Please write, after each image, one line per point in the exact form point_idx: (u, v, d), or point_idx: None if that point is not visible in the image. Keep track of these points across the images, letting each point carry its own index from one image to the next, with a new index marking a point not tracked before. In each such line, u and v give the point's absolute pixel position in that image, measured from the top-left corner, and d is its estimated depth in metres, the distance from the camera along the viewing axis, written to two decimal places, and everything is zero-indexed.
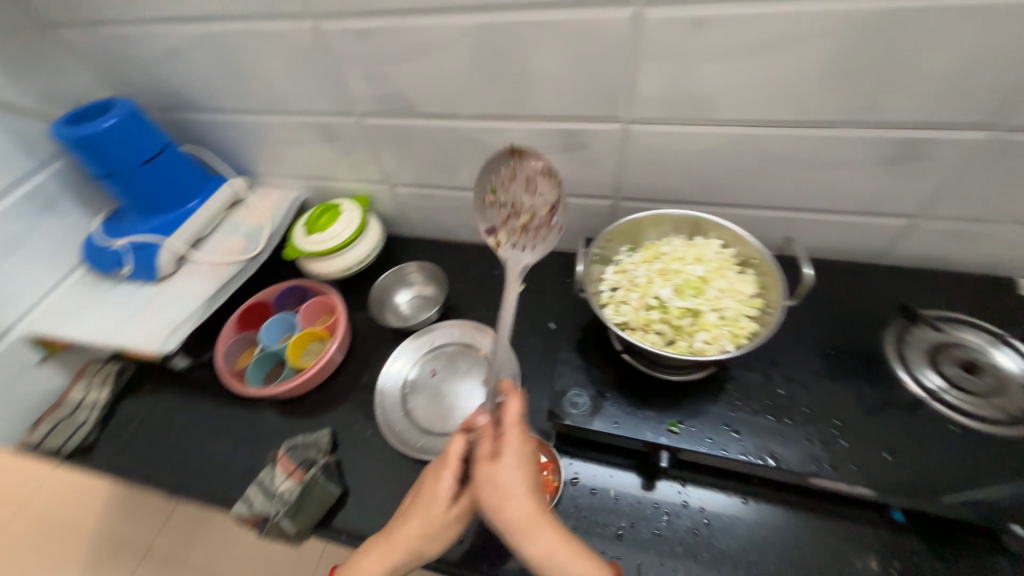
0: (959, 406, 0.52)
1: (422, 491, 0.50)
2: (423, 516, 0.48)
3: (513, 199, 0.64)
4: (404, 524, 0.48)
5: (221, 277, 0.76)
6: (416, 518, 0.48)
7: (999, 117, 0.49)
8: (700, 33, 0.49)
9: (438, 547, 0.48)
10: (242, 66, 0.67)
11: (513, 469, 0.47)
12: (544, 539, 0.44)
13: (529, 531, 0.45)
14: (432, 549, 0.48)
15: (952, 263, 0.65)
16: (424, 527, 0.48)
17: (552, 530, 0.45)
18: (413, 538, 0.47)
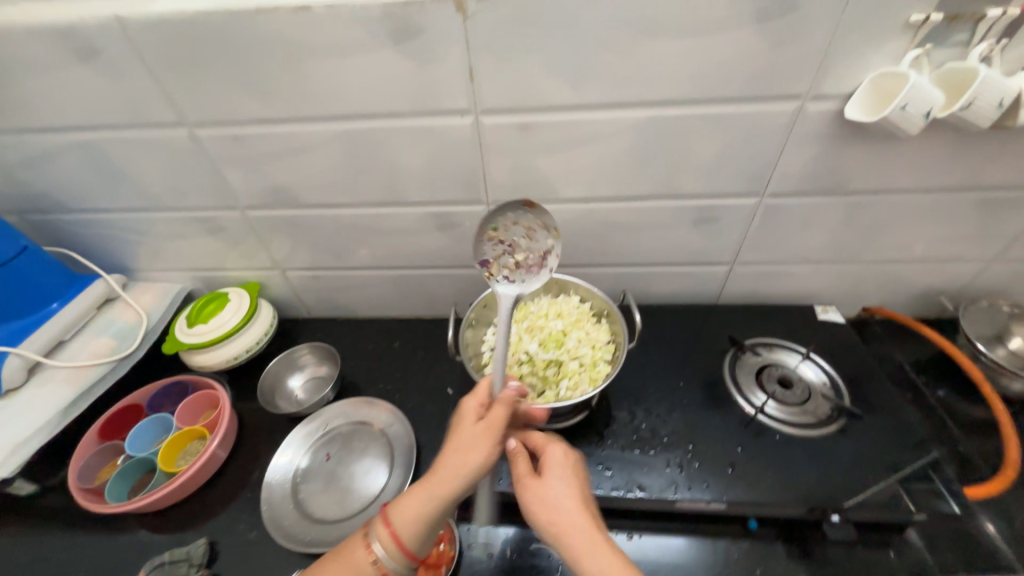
0: (779, 421, 0.62)
1: (464, 421, 0.49)
2: (463, 442, 0.47)
3: (511, 241, 0.56)
4: (455, 439, 0.48)
5: (82, 382, 0.71)
6: (462, 438, 0.47)
7: (759, 188, 0.64)
8: (529, 134, 0.60)
9: (490, 461, 0.46)
10: (115, 169, 0.69)
11: (562, 481, 0.48)
12: (589, 544, 0.43)
13: (586, 527, 0.44)
14: (476, 463, 0.45)
15: (767, 296, 0.80)
16: (462, 449, 0.47)
17: (604, 548, 0.43)
18: (455, 455, 0.47)
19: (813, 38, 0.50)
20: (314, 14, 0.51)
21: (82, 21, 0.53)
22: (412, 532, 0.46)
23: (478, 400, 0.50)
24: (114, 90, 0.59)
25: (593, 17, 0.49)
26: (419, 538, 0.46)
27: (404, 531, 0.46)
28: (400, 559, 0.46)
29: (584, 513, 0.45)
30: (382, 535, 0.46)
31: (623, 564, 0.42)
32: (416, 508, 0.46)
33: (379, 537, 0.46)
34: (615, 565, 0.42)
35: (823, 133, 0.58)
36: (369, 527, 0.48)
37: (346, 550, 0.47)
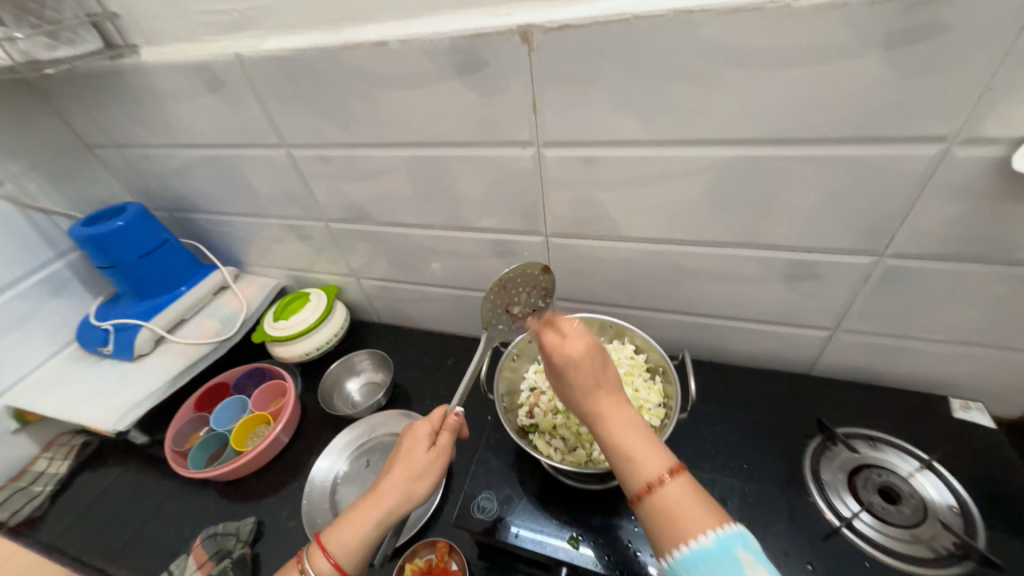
0: (871, 545, 0.50)
1: (411, 446, 0.51)
2: (415, 466, 0.50)
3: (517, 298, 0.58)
4: (402, 466, 0.50)
5: (189, 357, 0.84)
6: (415, 463, 0.50)
7: (877, 246, 0.52)
8: (594, 168, 0.56)
9: (433, 486, 0.51)
10: (233, 181, 0.80)
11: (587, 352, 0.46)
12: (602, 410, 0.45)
13: (605, 398, 0.46)
14: (422, 488, 0.50)
15: (882, 374, 0.65)
16: (413, 473, 0.50)
17: (609, 403, 0.45)
18: (404, 480, 0.49)
19: (969, 68, 0.38)
20: (389, 49, 0.53)
21: (212, 59, 0.62)
22: (357, 557, 0.47)
23: (431, 424, 0.53)
24: (233, 115, 0.68)
25: (670, 47, 0.44)
26: (362, 560, 0.48)
27: (348, 557, 0.46)
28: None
29: (603, 374, 0.46)
30: (322, 564, 0.46)
31: (648, 439, 0.43)
32: (363, 532, 0.47)
33: (316, 565, 0.46)
34: (650, 457, 0.42)
35: (977, 186, 0.44)
36: (307, 559, 0.47)
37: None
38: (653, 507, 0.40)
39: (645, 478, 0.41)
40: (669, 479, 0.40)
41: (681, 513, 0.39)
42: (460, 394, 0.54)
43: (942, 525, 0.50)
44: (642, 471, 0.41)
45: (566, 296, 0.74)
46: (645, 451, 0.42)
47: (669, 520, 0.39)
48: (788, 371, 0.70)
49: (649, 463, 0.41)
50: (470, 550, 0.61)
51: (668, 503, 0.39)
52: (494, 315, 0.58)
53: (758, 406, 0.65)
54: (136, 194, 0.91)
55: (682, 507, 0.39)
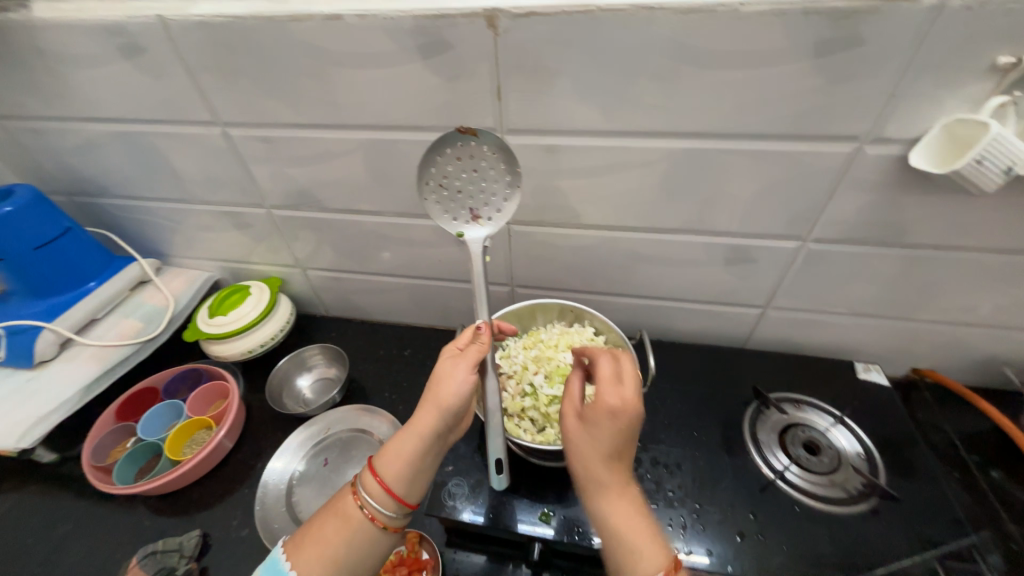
0: (799, 492, 0.57)
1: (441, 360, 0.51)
2: (441, 375, 0.49)
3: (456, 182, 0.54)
4: (432, 381, 0.50)
5: (106, 361, 0.74)
6: (439, 374, 0.49)
7: (802, 232, 0.59)
8: (555, 157, 0.57)
9: (464, 393, 0.48)
10: (154, 161, 0.71)
11: (613, 423, 0.45)
12: (609, 497, 0.45)
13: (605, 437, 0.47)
14: (447, 392, 0.48)
15: (802, 345, 0.74)
16: (440, 383, 0.49)
17: (616, 493, 0.45)
18: (437, 397, 0.48)
19: (878, 76, 0.44)
20: (345, 23, 0.50)
21: (128, 20, 0.54)
22: (399, 474, 0.48)
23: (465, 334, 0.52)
24: (156, 87, 0.61)
25: (631, 40, 0.46)
26: (403, 477, 0.48)
27: (392, 475, 0.47)
28: (394, 506, 0.48)
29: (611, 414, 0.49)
30: (370, 483, 0.48)
31: (652, 535, 0.43)
32: (409, 450, 0.48)
33: (367, 486, 0.48)
34: (648, 550, 0.42)
35: (881, 179, 0.52)
36: (357, 480, 0.49)
37: (334, 503, 0.49)
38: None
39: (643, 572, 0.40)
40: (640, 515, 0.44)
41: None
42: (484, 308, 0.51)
43: (853, 470, 0.59)
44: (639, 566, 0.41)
45: (526, 283, 0.76)
46: (648, 547, 0.42)
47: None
48: (725, 346, 0.77)
49: (650, 560, 0.41)
50: (441, 538, 0.61)
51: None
52: (454, 214, 0.55)
53: (703, 380, 0.72)
54: (26, 175, 0.77)
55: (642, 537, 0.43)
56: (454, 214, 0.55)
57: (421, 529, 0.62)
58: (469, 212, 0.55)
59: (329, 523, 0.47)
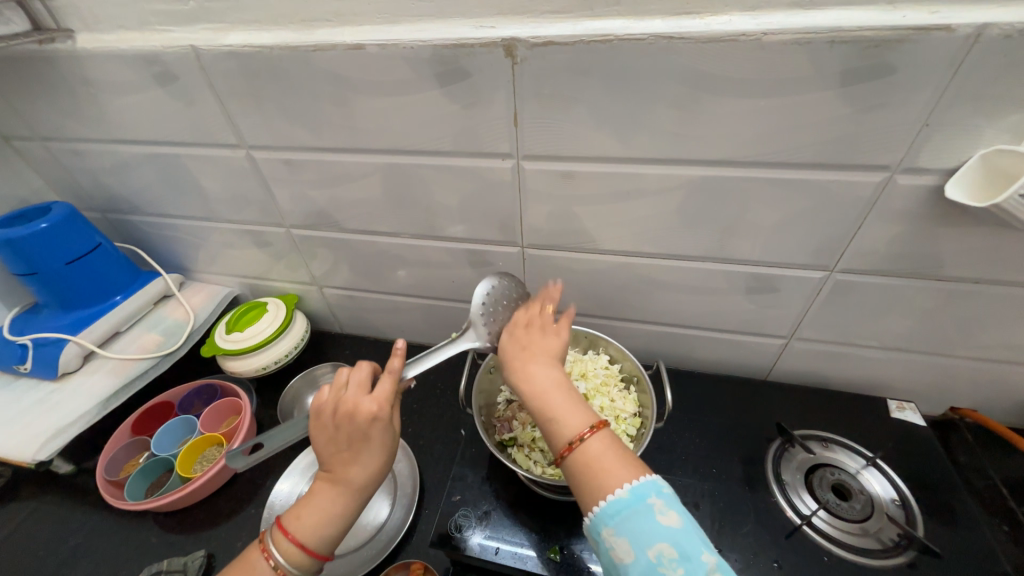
0: (830, 541, 0.53)
1: (359, 420, 0.48)
2: (371, 438, 0.48)
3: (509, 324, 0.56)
4: (357, 445, 0.48)
5: (126, 375, 0.76)
6: (381, 438, 0.48)
7: (828, 263, 0.56)
8: (571, 182, 0.57)
9: (389, 461, 0.50)
10: (181, 181, 0.73)
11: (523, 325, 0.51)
12: (530, 372, 0.46)
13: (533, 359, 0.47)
14: (382, 460, 0.48)
15: (829, 379, 0.70)
16: (383, 452, 0.49)
17: (537, 367, 0.46)
18: (377, 459, 0.48)
19: (911, 106, 0.43)
20: (367, 53, 0.51)
21: (164, 50, 0.57)
22: (321, 535, 0.46)
23: (387, 383, 0.50)
24: (186, 112, 0.63)
25: (650, 70, 0.46)
26: (325, 539, 0.47)
27: (315, 538, 0.46)
28: (311, 564, 0.46)
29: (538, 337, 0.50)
30: (287, 545, 0.46)
31: (573, 399, 0.45)
32: (332, 512, 0.47)
33: (282, 549, 0.46)
34: (573, 417, 0.43)
35: (914, 210, 0.49)
36: (269, 542, 0.46)
37: (242, 567, 0.45)
38: (576, 461, 0.42)
39: (565, 434, 0.42)
40: (588, 436, 0.42)
41: (600, 466, 0.41)
42: (420, 364, 0.53)
43: (888, 518, 0.55)
44: (565, 426, 0.43)
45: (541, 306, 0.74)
46: (569, 411, 0.44)
47: (590, 475, 0.41)
48: (747, 376, 0.74)
49: (572, 420, 0.43)
50: (445, 571, 0.59)
51: (588, 457, 0.41)
52: (482, 335, 0.55)
53: (722, 413, 0.69)
54: (63, 192, 0.81)
55: (600, 463, 0.41)
56: (476, 331, 0.55)
57: (427, 560, 0.60)
58: (467, 325, 0.56)
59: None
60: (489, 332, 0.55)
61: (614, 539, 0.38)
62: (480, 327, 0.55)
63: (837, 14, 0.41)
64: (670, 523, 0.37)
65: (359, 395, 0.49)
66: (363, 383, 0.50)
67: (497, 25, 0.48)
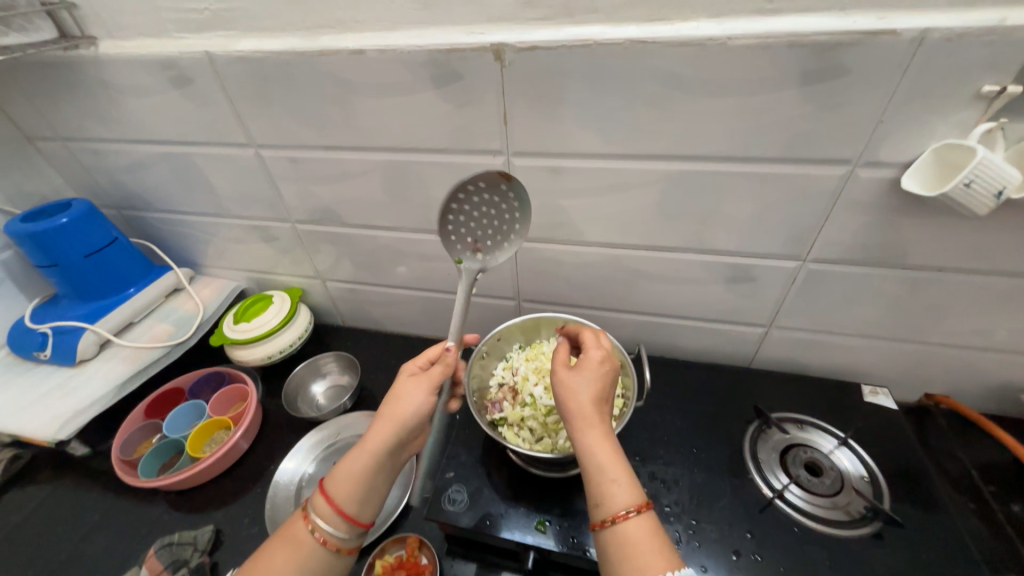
0: (801, 514, 0.56)
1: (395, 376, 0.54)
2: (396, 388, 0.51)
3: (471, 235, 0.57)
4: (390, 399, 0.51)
5: (139, 362, 0.80)
6: (400, 388, 0.51)
7: (800, 252, 0.60)
8: (558, 177, 0.61)
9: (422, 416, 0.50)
10: (193, 179, 0.78)
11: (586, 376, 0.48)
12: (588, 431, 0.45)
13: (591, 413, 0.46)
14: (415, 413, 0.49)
15: (808, 366, 0.74)
16: (397, 400, 0.50)
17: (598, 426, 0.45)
18: (394, 408, 0.49)
19: (867, 104, 0.46)
20: (367, 57, 0.55)
21: (180, 56, 0.61)
22: (341, 484, 0.47)
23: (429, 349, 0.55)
24: (200, 113, 0.67)
25: (627, 72, 0.50)
26: (345, 490, 0.47)
27: (337, 485, 0.47)
28: (345, 527, 0.47)
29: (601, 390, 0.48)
30: (322, 506, 0.47)
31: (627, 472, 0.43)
32: (354, 463, 0.48)
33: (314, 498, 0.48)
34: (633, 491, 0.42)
35: (877, 201, 0.53)
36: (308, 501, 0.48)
37: (285, 528, 0.47)
38: (614, 537, 0.40)
39: (616, 506, 0.41)
40: (634, 515, 0.40)
41: (638, 551, 0.39)
42: (455, 328, 0.54)
43: (856, 492, 0.58)
44: (614, 499, 0.41)
45: (533, 297, 0.78)
46: (622, 484, 0.42)
47: (625, 553, 0.39)
48: (730, 364, 0.77)
49: (621, 495, 0.41)
50: (439, 544, 0.63)
51: (627, 540, 0.40)
52: (489, 190, 0.54)
53: (705, 397, 0.72)
54: (81, 190, 0.86)
55: (640, 545, 0.39)
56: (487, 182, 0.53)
57: (422, 534, 0.64)
58: (473, 245, 0.57)
59: (278, 553, 0.45)
60: (489, 179, 0.53)
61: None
62: (476, 197, 0.55)
63: (795, 20, 0.44)
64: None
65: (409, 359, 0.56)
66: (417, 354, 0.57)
67: (486, 31, 0.52)
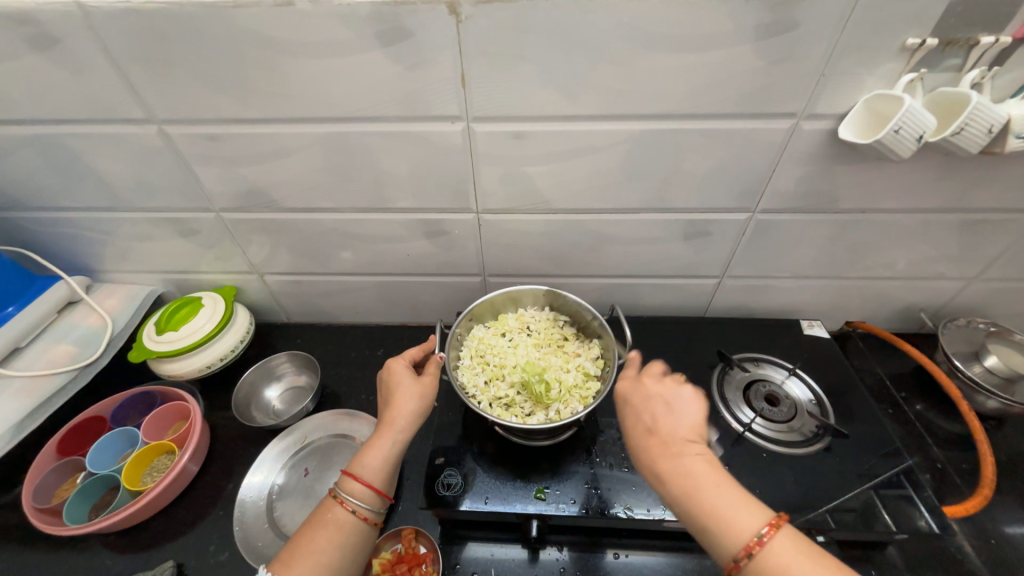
0: (766, 440, 0.63)
1: (400, 377, 0.58)
2: (407, 384, 0.57)
3: None
4: (394, 397, 0.56)
5: (39, 393, 0.66)
6: (412, 384, 0.58)
7: (751, 204, 0.64)
8: (522, 143, 0.58)
9: (420, 409, 0.56)
10: (75, 166, 0.64)
11: (635, 411, 0.49)
12: (664, 469, 0.44)
13: (664, 445, 0.45)
14: (414, 406, 0.55)
15: (754, 309, 0.81)
16: (412, 394, 0.57)
17: (679, 453, 0.44)
18: (415, 394, 0.57)
19: (813, 57, 0.49)
20: (297, 10, 0.47)
21: (38, 7, 0.48)
22: (377, 470, 0.52)
23: (399, 362, 0.60)
24: (76, 82, 0.54)
25: (592, 28, 0.48)
26: (380, 473, 0.52)
27: (370, 472, 0.52)
28: (379, 502, 0.52)
29: (663, 418, 0.47)
30: (353, 487, 0.51)
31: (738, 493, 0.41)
32: (384, 450, 0.53)
33: (348, 487, 0.51)
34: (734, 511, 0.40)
35: (816, 152, 0.57)
36: (337, 487, 0.51)
37: (320, 514, 0.50)
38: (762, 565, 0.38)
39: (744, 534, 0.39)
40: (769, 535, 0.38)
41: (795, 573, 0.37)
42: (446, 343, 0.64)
43: (808, 415, 0.65)
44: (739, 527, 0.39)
45: (499, 272, 0.77)
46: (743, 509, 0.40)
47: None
48: (687, 317, 0.83)
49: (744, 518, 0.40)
50: (437, 530, 0.63)
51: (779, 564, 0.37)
52: None
53: (670, 350, 0.77)
54: None
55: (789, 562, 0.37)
56: None
57: (418, 524, 0.63)
58: None
59: (319, 536, 0.48)
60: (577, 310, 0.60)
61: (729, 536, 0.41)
62: None
63: None
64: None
65: (387, 365, 0.61)
66: (407, 358, 0.62)
67: None
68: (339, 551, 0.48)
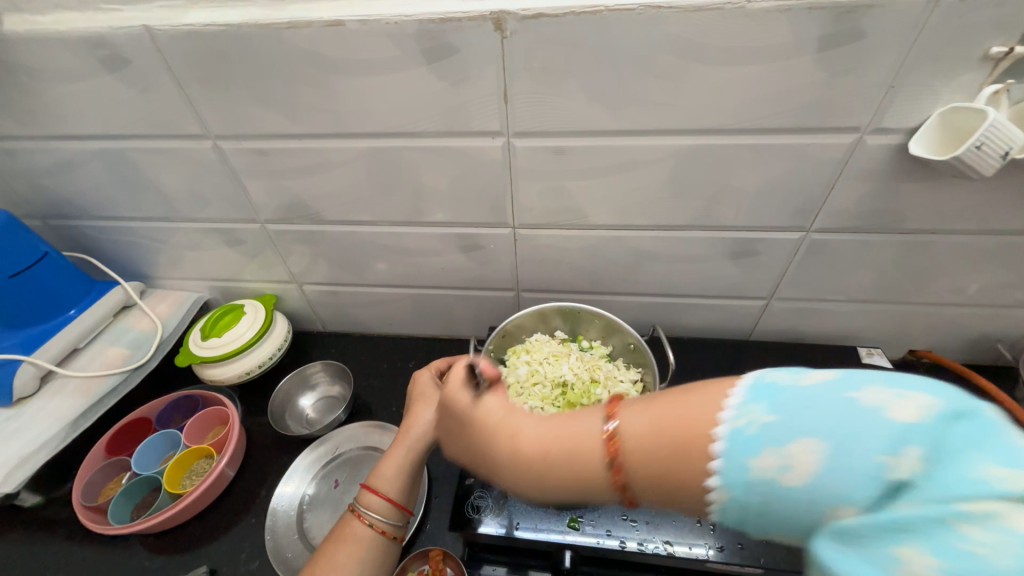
0: None
1: (423, 389, 0.58)
2: (429, 396, 0.57)
3: None
4: (414, 409, 0.56)
5: (92, 394, 0.70)
6: (433, 395, 0.57)
7: (805, 223, 0.60)
8: (563, 158, 0.57)
9: None
10: (135, 179, 0.67)
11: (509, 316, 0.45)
12: None
13: None
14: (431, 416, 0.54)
15: (804, 333, 0.76)
16: (431, 405, 0.56)
17: None
18: (436, 406, 0.56)
19: (881, 68, 0.46)
20: (347, 30, 0.49)
21: (111, 31, 0.52)
22: (393, 482, 0.52)
23: (426, 374, 0.60)
24: (141, 100, 0.58)
25: (640, 42, 0.46)
26: (396, 486, 0.52)
27: (387, 484, 0.51)
28: (398, 515, 0.51)
29: None
30: (370, 499, 0.50)
31: None
32: (401, 462, 0.53)
33: (365, 500, 0.50)
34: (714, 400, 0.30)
35: (881, 169, 0.53)
36: (355, 500, 0.50)
37: (338, 528, 0.49)
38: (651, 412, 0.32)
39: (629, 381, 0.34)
40: None
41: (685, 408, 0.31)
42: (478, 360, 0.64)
43: None
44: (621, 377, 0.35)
45: (533, 287, 0.75)
46: None
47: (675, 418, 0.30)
48: (729, 339, 0.78)
49: None
50: (464, 554, 0.61)
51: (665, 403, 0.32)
52: None
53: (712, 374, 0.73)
54: None
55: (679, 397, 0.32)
56: None
57: (444, 546, 0.62)
58: None
59: (337, 550, 0.47)
60: None
61: (780, 460, 0.25)
62: None
63: None
64: (805, 477, 0.24)
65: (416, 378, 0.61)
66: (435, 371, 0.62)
67: None
68: (357, 566, 0.46)
